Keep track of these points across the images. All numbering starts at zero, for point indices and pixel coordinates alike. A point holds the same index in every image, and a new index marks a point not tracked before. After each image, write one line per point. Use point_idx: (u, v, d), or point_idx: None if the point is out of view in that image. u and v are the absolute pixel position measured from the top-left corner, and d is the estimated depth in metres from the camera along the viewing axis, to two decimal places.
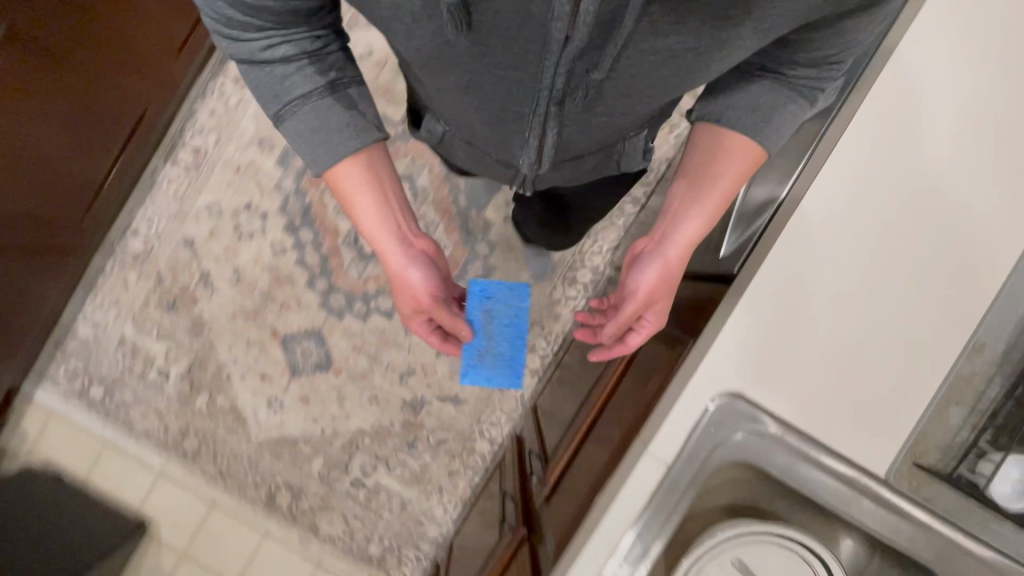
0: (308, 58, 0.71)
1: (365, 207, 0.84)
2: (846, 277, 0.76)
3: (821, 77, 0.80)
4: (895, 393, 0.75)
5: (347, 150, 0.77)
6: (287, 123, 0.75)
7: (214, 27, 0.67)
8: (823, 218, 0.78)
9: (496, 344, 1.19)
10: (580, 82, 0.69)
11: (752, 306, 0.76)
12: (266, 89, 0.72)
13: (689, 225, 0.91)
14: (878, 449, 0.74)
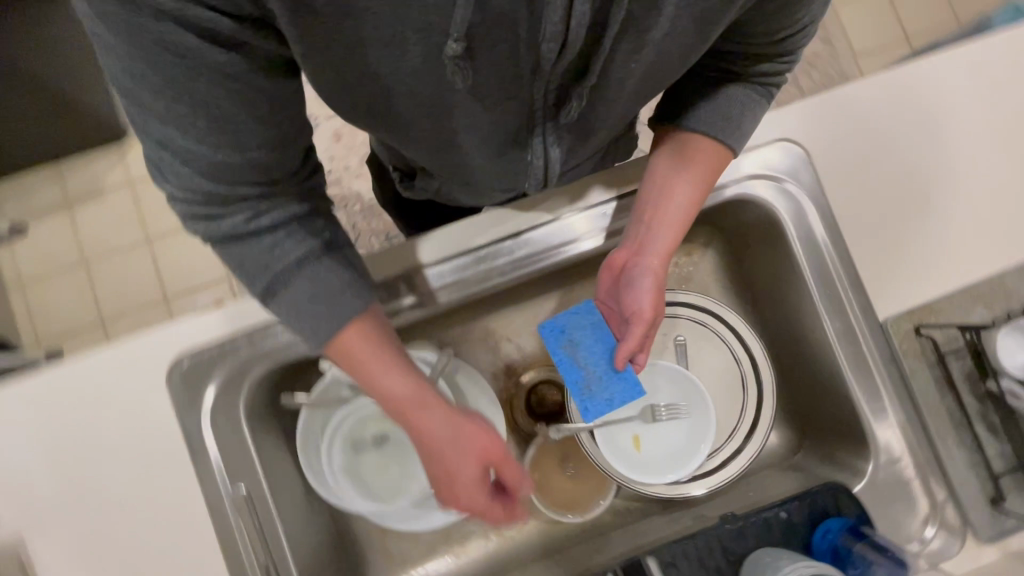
0: (296, 202, 0.51)
1: (396, 379, 0.55)
2: (867, 132, 0.72)
3: (785, 66, 0.63)
4: (919, 246, 0.71)
5: (340, 320, 0.53)
6: (279, 301, 0.52)
7: (191, 209, 0.47)
8: (883, 120, 0.73)
9: (598, 375, 0.69)
10: (572, 94, 0.54)
11: (795, 123, 0.73)
12: (247, 266, 0.51)
13: (668, 231, 0.66)
14: (886, 293, 0.70)
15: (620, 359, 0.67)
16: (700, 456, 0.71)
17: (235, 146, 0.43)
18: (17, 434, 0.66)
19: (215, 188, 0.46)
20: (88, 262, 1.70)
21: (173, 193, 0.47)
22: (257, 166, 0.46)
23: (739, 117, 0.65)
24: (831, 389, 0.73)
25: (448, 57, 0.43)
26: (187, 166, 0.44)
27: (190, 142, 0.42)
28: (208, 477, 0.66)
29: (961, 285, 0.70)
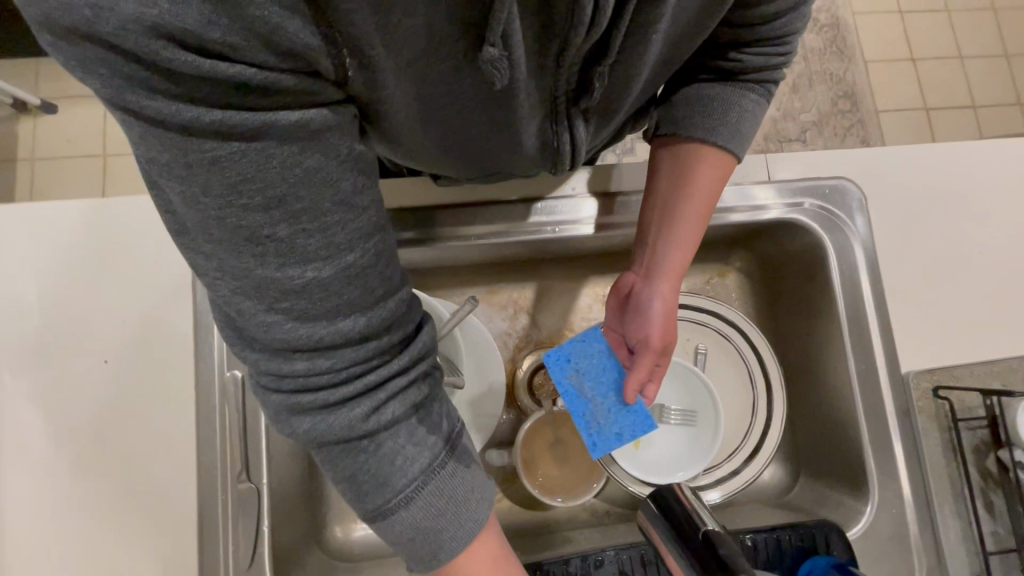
0: (416, 388, 0.45)
1: (483, 558, 0.48)
2: (919, 192, 0.75)
3: (779, 59, 0.61)
4: (952, 308, 0.72)
5: (444, 486, 0.46)
6: (396, 518, 0.45)
7: (291, 398, 0.41)
8: (933, 183, 0.76)
9: (606, 403, 0.66)
10: (592, 74, 0.49)
11: (855, 166, 0.76)
12: (367, 488, 0.44)
13: (676, 249, 0.65)
14: (914, 347, 0.71)
15: (630, 391, 0.64)
16: (699, 466, 0.69)
17: (324, 254, 0.37)
18: (28, 262, 0.64)
19: (304, 339, 0.39)
20: (107, 160, 1.58)
21: (265, 351, 0.40)
22: (364, 314, 0.40)
23: (737, 120, 0.62)
24: (843, 432, 0.72)
25: (485, 60, 0.40)
26: (279, 306, 0.37)
27: (273, 267, 0.36)
28: (206, 354, 0.64)
29: (987, 353, 0.71)
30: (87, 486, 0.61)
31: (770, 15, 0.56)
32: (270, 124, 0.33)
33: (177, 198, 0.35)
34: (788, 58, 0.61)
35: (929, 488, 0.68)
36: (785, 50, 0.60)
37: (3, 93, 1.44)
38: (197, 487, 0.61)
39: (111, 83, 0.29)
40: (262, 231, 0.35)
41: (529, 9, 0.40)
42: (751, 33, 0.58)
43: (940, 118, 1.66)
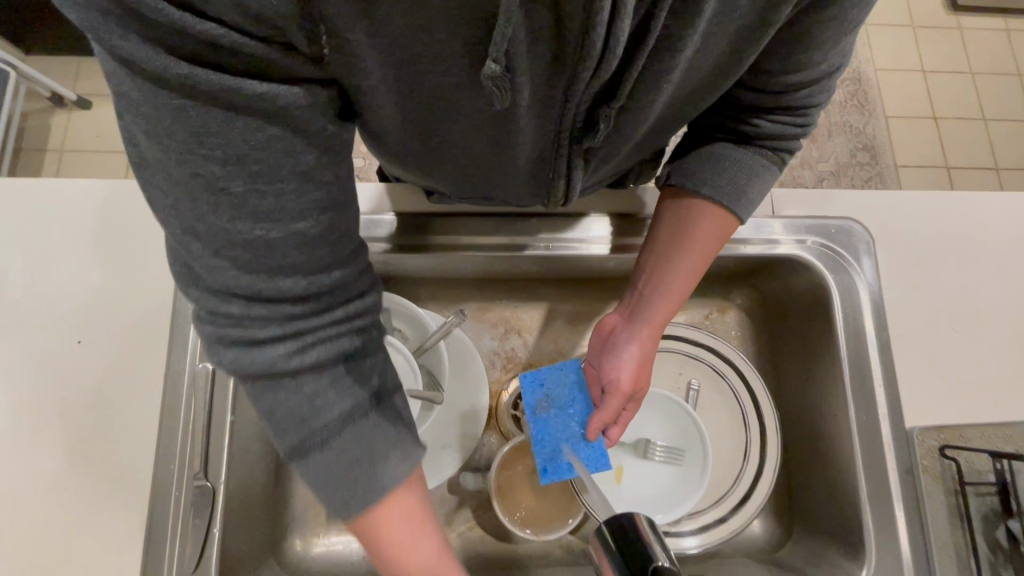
0: (352, 337, 0.44)
1: (403, 523, 0.47)
2: (929, 240, 0.73)
3: (796, 130, 0.59)
4: (962, 363, 0.68)
5: (370, 438, 0.44)
6: (311, 462, 0.43)
7: (224, 330, 0.40)
8: (945, 233, 0.73)
9: (574, 449, 0.63)
10: (598, 114, 0.48)
11: (862, 209, 0.74)
12: (285, 423, 0.42)
13: (659, 297, 0.62)
14: (921, 400, 0.67)
15: (591, 429, 0.62)
16: (682, 508, 0.65)
17: (275, 219, 0.36)
18: (19, 237, 0.65)
19: (240, 283, 0.38)
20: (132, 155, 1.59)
21: (206, 287, 0.39)
22: (305, 263, 0.39)
23: (746, 182, 0.60)
24: (841, 488, 0.68)
25: (485, 77, 0.39)
26: (222, 253, 0.36)
27: (224, 220, 0.35)
28: (179, 344, 0.63)
29: (1001, 413, 0.67)
30: (39, 469, 0.59)
31: (791, 84, 0.54)
32: (251, 101, 0.32)
33: (142, 138, 0.33)
34: (806, 130, 0.59)
35: (935, 558, 0.62)
36: (804, 121, 0.59)
37: (41, 86, 1.50)
38: (151, 482, 0.59)
39: (88, 16, 0.29)
40: (222, 187, 0.34)
41: (540, 43, 0.39)
42: (770, 97, 0.56)
43: (961, 178, 1.64)
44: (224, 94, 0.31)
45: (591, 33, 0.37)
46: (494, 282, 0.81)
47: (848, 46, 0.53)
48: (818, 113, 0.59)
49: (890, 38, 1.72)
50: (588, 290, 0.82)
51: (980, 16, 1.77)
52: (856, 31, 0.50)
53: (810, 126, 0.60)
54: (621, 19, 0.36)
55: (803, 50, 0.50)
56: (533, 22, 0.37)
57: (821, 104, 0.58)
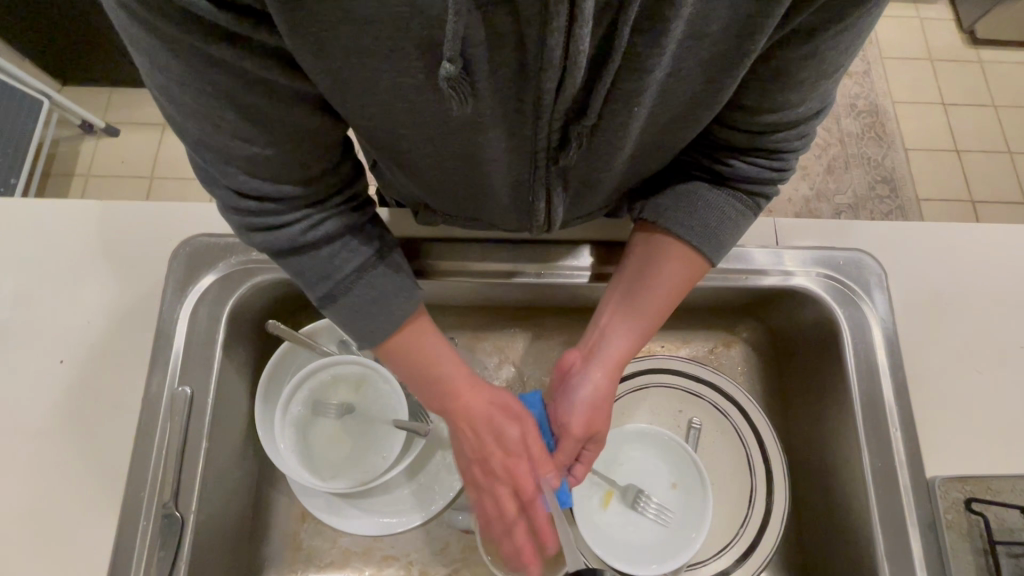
0: (349, 212, 0.53)
1: (434, 354, 0.58)
2: (944, 274, 0.69)
3: (773, 175, 0.56)
4: (987, 408, 0.63)
5: (387, 284, 0.55)
6: (339, 303, 0.54)
7: (248, 219, 0.48)
8: (962, 268, 0.69)
9: None
10: (571, 132, 0.47)
11: (872, 242, 0.71)
12: (311, 273, 0.52)
13: (617, 339, 0.60)
14: (940, 448, 0.61)
15: (547, 471, 0.59)
16: (677, 561, 0.60)
17: (270, 138, 0.43)
18: (14, 255, 0.66)
19: (256, 187, 0.46)
20: (154, 182, 1.63)
21: (222, 187, 0.47)
22: (306, 164, 0.47)
23: (719, 224, 0.57)
24: (855, 541, 0.62)
25: (442, 78, 0.38)
26: (236, 165, 0.45)
27: (226, 139, 0.43)
28: (159, 366, 0.62)
29: None
30: (10, 490, 0.58)
31: (766, 125, 0.52)
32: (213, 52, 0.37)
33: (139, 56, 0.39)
34: (783, 176, 0.57)
35: None
36: (781, 167, 0.56)
37: (72, 114, 1.57)
38: (120, 507, 0.57)
39: None
40: (219, 123, 0.41)
41: (504, 49, 0.40)
42: (747, 139, 0.54)
43: (987, 212, 1.57)
44: (193, 42, 0.36)
45: (549, 36, 0.37)
46: (489, 310, 0.79)
47: (829, 90, 0.51)
48: (797, 161, 0.57)
49: (907, 72, 1.70)
50: (587, 319, 0.79)
51: (1002, 49, 1.74)
52: (837, 73, 0.48)
53: (788, 172, 0.57)
54: (579, 28, 0.36)
55: (796, 88, 0.48)
56: (492, 26, 0.38)
57: (801, 151, 0.56)
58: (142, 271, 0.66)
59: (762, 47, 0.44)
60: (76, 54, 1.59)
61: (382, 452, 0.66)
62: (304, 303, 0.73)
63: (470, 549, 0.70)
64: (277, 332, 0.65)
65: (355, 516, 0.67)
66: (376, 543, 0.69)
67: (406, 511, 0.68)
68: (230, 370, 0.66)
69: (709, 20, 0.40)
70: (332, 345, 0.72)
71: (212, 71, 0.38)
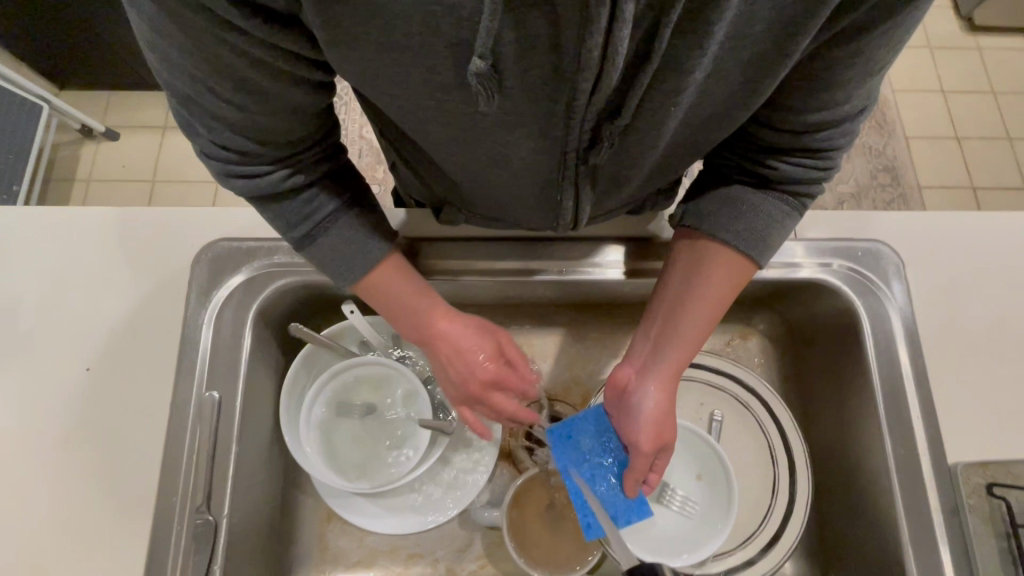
0: (322, 163, 0.53)
1: (403, 288, 0.58)
2: (960, 264, 0.69)
3: (818, 174, 0.56)
4: (1006, 393, 0.64)
5: (368, 248, 0.56)
6: (317, 245, 0.55)
7: (225, 167, 0.48)
8: (978, 257, 0.70)
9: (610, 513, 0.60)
10: (603, 133, 0.47)
11: (890, 232, 0.71)
12: (288, 219, 0.53)
13: (675, 349, 0.59)
14: (961, 435, 0.62)
15: (629, 488, 0.59)
16: (707, 550, 0.61)
17: (264, 108, 0.44)
18: (35, 262, 0.66)
19: (236, 141, 0.46)
20: (154, 185, 1.62)
21: (203, 139, 0.47)
22: (288, 128, 0.47)
23: (765, 228, 0.57)
24: (879, 527, 0.63)
25: (472, 75, 0.39)
26: (220, 124, 0.45)
27: (244, 118, 0.43)
28: (186, 371, 0.62)
29: None
30: (40, 499, 0.58)
31: (811, 122, 0.52)
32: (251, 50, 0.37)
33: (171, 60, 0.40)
34: (829, 173, 0.57)
35: None
36: (827, 165, 0.56)
37: (71, 118, 1.55)
38: (153, 512, 0.58)
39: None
40: (228, 99, 0.42)
41: (540, 51, 0.40)
42: (792, 137, 0.54)
43: (987, 197, 1.59)
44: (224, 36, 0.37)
45: (589, 38, 0.37)
46: (507, 308, 0.79)
47: (873, 87, 0.51)
48: (841, 158, 0.57)
49: (907, 60, 1.70)
50: (606, 314, 0.79)
51: (1000, 36, 1.74)
52: (879, 74, 0.49)
53: (833, 171, 0.57)
54: (618, 29, 0.36)
55: (827, 86, 0.48)
56: (529, 25, 0.38)
57: (843, 149, 0.56)
58: (165, 275, 0.66)
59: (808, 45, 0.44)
60: (74, 57, 1.57)
61: (405, 452, 0.67)
62: (324, 305, 0.73)
63: (496, 545, 0.70)
64: (300, 335, 0.66)
65: (378, 515, 0.68)
66: (403, 541, 0.69)
67: (430, 509, 0.68)
68: (256, 374, 0.66)
69: (746, 21, 0.40)
70: (355, 347, 0.72)
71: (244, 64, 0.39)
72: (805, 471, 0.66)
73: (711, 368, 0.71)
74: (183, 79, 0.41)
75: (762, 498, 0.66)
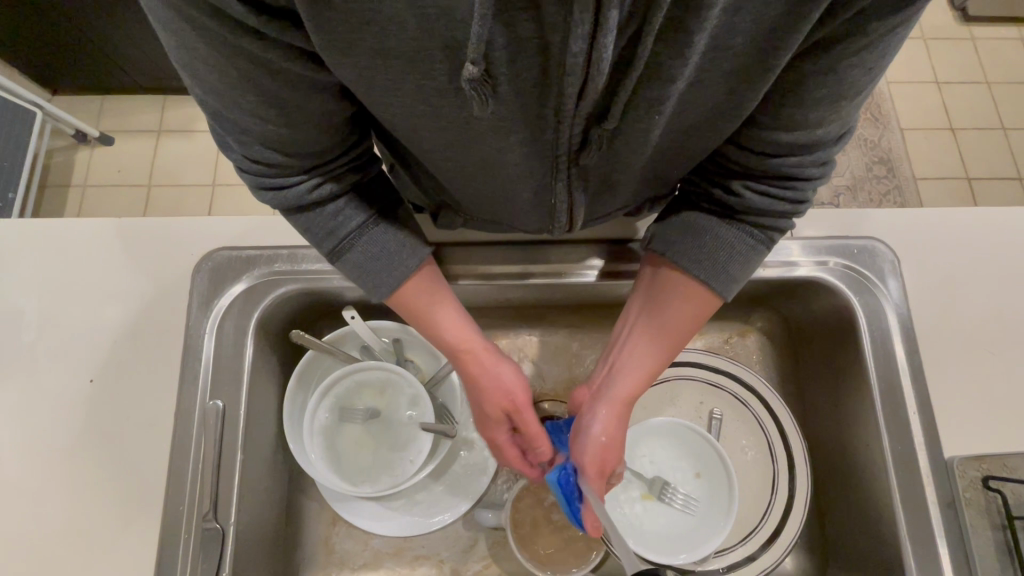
0: (354, 173, 0.54)
1: (431, 302, 0.58)
2: (954, 259, 0.70)
3: (784, 207, 0.55)
4: (999, 387, 0.65)
5: (396, 259, 0.56)
6: (345, 260, 0.55)
7: (258, 179, 0.50)
8: (971, 253, 0.70)
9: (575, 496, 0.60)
10: (591, 136, 0.47)
11: (884, 230, 0.72)
12: (319, 231, 0.54)
13: (619, 378, 0.59)
14: (956, 429, 0.63)
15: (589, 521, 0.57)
16: (708, 547, 0.62)
17: (287, 120, 0.44)
18: (36, 275, 0.66)
19: (266, 154, 0.47)
20: (151, 190, 1.62)
21: (238, 155, 0.49)
22: (315, 139, 0.47)
23: (725, 258, 0.57)
24: (877, 521, 0.64)
25: (465, 80, 0.39)
26: (250, 138, 0.46)
27: (246, 117, 0.44)
28: (188, 380, 0.62)
29: None
30: (48, 508, 0.58)
31: (781, 146, 0.52)
32: (243, 45, 0.37)
33: (180, 57, 0.40)
34: (798, 209, 0.55)
35: None
36: (795, 198, 0.55)
37: (65, 124, 1.54)
38: (160, 519, 0.58)
39: None
40: (240, 105, 0.42)
41: (528, 55, 0.40)
42: (762, 162, 0.54)
43: (983, 188, 1.59)
44: (222, 35, 0.37)
45: (573, 43, 0.38)
46: (506, 311, 0.79)
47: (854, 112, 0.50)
48: (813, 192, 0.55)
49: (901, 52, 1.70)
50: (605, 314, 0.80)
51: (993, 26, 1.75)
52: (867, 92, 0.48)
53: (805, 206, 0.56)
54: (602, 37, 0.37)
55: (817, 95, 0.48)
56: (517, 31, 0.38)
57: (815, 182, 0.55)
58: (166, 286, 0.66)
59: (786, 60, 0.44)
60: (66, 62, 1.56)
61: (409, 456, 0.66)
62: (324, 313, 0.74)
63: (499, 545, 0.71)
64: (301, 342, 0.67)
65: (383, 517, 0.69)
66: (407, 543, 0.70)
67: (435, 509, 0.69)
68: (258, 382, 0.66)
69: (732, 27, 0.40)
70: (356, 353, 0.72)
71: (240, 63, 0.39)
72: (803, 467, 0.67)
73: (711, 367, 0.72)
74: (186, 75, 0.42)
75: (762, 495, 0.67)
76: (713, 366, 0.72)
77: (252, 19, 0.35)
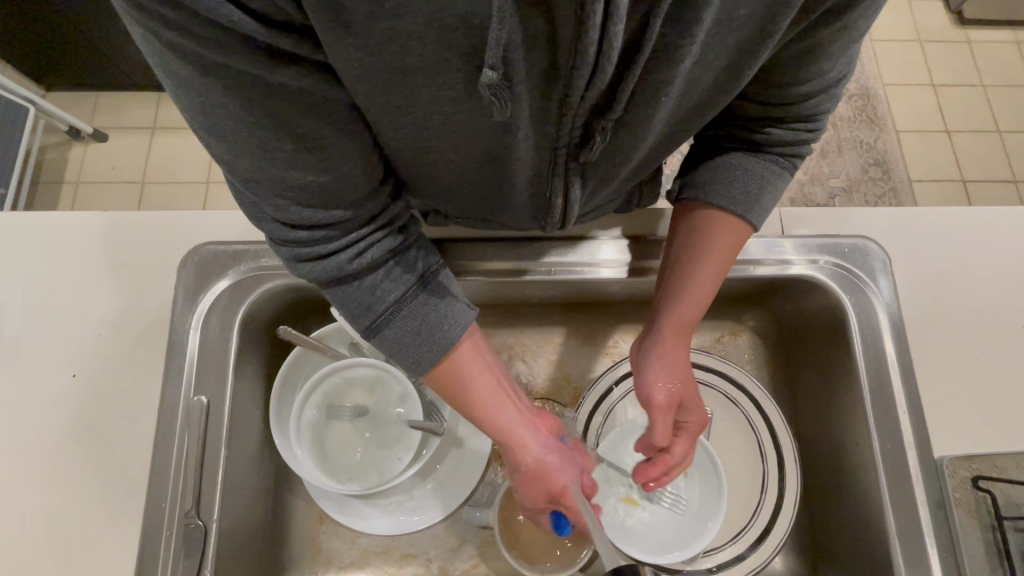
0: (390, 235, 0.52)
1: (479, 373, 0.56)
2: (946, 256, 0.70)
3: (807, 135, 0.59)
4: (990, 384, 0.65)
5: (435, 329, 0.53)
6: (384, 335, 0.53)
7: (295, 251, 0.49)
8: (962, 250, 0.70)
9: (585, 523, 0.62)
10: (595, 127, 0.47)
11: (874, 226, 0.72)
12: (358, 308, 0.52)
13: (681, 299, 0.60)
14: (947, 427, 0.63)
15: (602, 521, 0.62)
16: (696, 547, 0.62)
17: (324, 165, 0.43)
18: (19, 270, 0.65)
19: (303, 217, 0.46)
20: (144, 187, 1.61)
21: (271, 222, 0.48)
22: (352, 186, 0.46)
23: (756, 189, 0.59)
24: (868, 520, 0.63)
25: (484, 86, 0.38)
26: (284, 199, 0.45)
27: (281, 170, 0.42)
28: (174, 374, 0.62)
29: None
30: (29, 506, 0.57)
31: (798, 95, 0.54)
32: (268, 73, 0.35)
33: (195, 110, 0.38)
34: (817, 134, 0.59)
35: None
36: (815, 126, 0.58)
37: (58, 120, 1.53)
38: (145, 517, 0.57)
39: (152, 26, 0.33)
40: (282, 157, 0.41)
41: (536, 50, 0.39)
42: (782, 109, 0.56)
43: (976, 190, 1.59)
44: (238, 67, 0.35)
45: (584, 37, 0.37)
46: (496, 308, 0.79)
47: (847, 59, 0.52)
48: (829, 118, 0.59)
49: (896, 54, 1.70)
50: (596, 312, 0.79)
51: (985, 29, 1.76)
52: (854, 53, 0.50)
53: (822, 130, 0.60)
54: (613, 25, 0.36)
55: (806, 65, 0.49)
56: (527, 29, 0.38)
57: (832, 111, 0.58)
58: (153, 281, 0.65)
59: (775, 47, 0.46)
60: (59, 58, 1.55)
61: (398, 454, 0.66)
62: (312, 308, 0.73)
63: (488, 545, 0.70)
64: (288, 338, 0.66)
65: (371, 515, 0.68)
66: (394, 542, 0.69)
67: (424, 508, 0.69)
68: (244, 377, 0.65)
69: (733, 8, 0.40)
70: (344, 349, 0.72)
71: (262, 99, 0.37)
72: (795, 468, 0.67)
73: (703, 365, 0.71)
74: (210, 136, 0.40)
75: (753, 494, 0.67)
76: (705, 366, 0.71)
77: (275, 37, 0.33)
